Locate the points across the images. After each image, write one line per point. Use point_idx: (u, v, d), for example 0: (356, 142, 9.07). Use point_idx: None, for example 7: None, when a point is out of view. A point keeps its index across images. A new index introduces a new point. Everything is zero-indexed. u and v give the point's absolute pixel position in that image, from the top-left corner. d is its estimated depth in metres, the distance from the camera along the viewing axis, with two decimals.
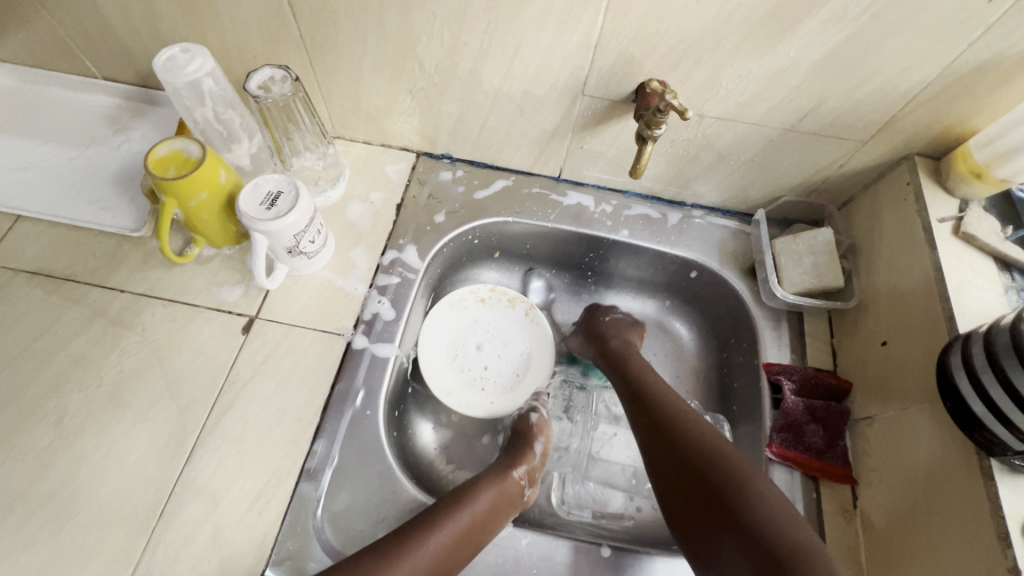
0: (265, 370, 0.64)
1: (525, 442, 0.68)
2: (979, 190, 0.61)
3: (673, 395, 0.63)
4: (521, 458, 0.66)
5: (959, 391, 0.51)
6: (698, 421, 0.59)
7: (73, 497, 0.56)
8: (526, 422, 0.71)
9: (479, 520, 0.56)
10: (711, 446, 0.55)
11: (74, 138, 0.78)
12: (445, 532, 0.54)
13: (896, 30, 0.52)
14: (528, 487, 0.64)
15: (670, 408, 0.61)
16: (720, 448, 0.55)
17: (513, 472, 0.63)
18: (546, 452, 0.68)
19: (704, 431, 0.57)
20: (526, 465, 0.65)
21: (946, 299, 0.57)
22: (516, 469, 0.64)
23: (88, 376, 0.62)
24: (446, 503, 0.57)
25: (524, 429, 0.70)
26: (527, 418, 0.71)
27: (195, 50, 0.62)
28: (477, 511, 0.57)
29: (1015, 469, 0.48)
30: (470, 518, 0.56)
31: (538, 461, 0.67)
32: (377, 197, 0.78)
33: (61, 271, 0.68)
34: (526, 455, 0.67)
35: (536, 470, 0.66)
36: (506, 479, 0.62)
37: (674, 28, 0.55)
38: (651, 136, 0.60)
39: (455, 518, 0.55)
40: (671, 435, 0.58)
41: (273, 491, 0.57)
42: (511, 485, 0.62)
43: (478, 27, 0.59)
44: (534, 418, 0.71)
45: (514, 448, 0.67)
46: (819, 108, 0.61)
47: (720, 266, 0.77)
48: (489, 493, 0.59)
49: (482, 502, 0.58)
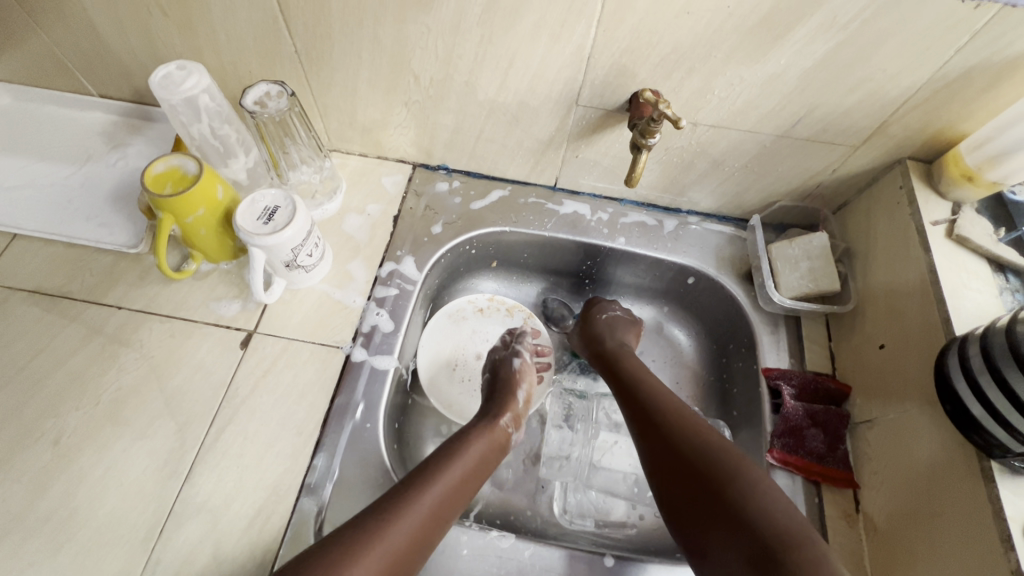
0: (264, 384, 0.63)
1: (511, 388, 0.69)
2: (971, 192, 0.62)
3: (666, 393, 0.63)
4: (506, 404, 0.67)
5: (957, 393, 0.51)
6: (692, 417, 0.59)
7: (71, 517, 0.55)
8: (509, 368, 0.71)
9: (472, 469, 0.57)
10: (705, 441, 0.55)
11: (70, 155, 0.78)
12: (444, 481, 0.54)
13: (884, 37, 0.52)
14: (514, 431, 0.66)
15: (664, 405, 0.61)
16: (712, 443, 0.55)
17: (500, 419, 0.65)
18: (529, 399, 0.70)
19: (699, 426, 0.57)
20: (511, 412, 0.66)
21: (942, 301, 0.57)
22: (504, 414, 0.65)
23: (85, 395, 0.61)
24: (441, 456, 0.57)
25: (508, 375, 0.71)
26: (510, 364, 0.72)
27: (191, 67, 0.62)
28: (470, 460, 0.58)
29: (1015, 470, 0.49)
30: (465, 468, 0.57)
31: (521, 405, 0.68)
32: (374, 209, 0.78)
33: (58, 289, 0.67)
34: (510, 399, 0.67)
35: (520, 414, 0.68)
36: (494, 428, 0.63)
37: (666, 38, 0.56)
38: (645, 145, 0.61)
39: (451, 469, 0.55)
40: (665, 428, 0.58)
41: (274, 507, 0.57)
42: (495, 435, 0.63)
43: (472, 40, 0.60)
44: (516, 363, 0.72)
45: (498, 394, 0.68)
46: (811, 114, 0.62)
47: (717, 272, 0.78)
48: (482, 441, 0.61)
49: (473, 451, 0.59)
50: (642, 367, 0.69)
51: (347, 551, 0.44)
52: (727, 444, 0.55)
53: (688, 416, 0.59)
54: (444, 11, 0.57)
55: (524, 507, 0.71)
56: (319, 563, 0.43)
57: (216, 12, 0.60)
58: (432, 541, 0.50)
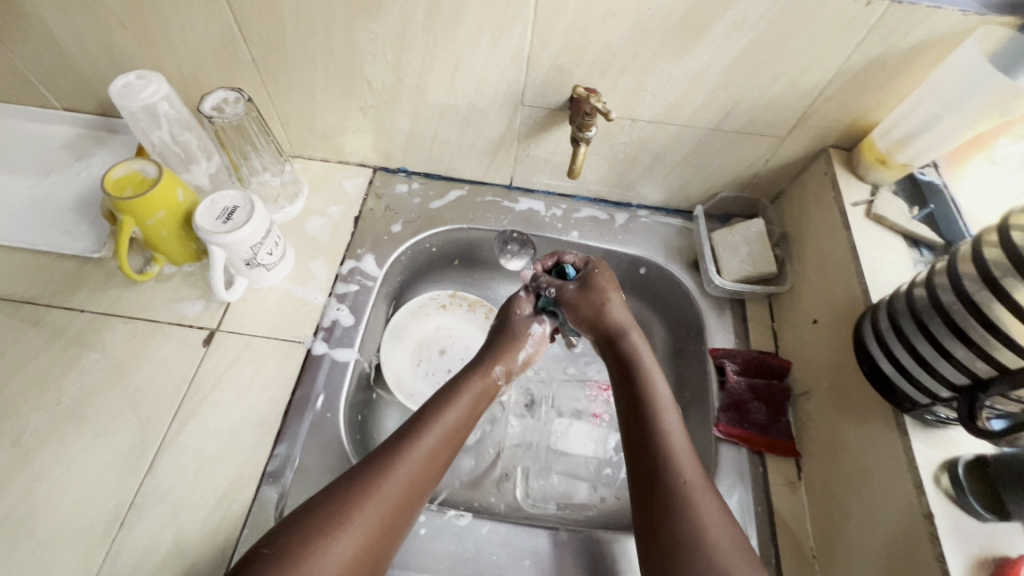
0: (226, 379, 0.65)
1: (514, 344, 0.67)
2: (885, 174, 0.67)
3: (655, 376, 0.60)
4: (504, 356, 0.66)
5: (871, 356, 0.56)
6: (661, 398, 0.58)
7: (32, 513, 0.56)
8: (525, 326, 0.69)
9: (454, 426, 0.57)
10: (671, 441, 0.54)
11: (35, 167, 0.80)
12: (426, 441, 0.54)
13: (791, 35, 0.58)
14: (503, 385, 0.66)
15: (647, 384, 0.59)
16: (676, 447, 0.54)
17: (493, 370, 0.65)
18: (529, 360, 0.68)
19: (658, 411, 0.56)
20: (506, 366, 0.66)
21: (860, 274, 0.62)
22: (500, 367, 0.65)
23: (47, 395, 0.62)
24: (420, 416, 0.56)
25: (518, 330, 0.69)
26: (528, 326, 0.69)
27: (151, 76, 0.66)
28: (454, 418, 0.57)
29: (928, 424, 0.52)
30: (447, 428, 0.56)
31: (517, 364, 0.67)
32: (335, 211, 0.81)
33: (20, 294, 0.69)
34: (511, 355, 0.67)
35: (515, 372, 0.67)
36: (476, 384, 0.62)
37: (596, 39, 0.61)
38: (582, 138, 0.66)
39: (430, 429, 0.55)
40: (642, 415, 0.56)
41: (235, 496, 0.59)
42: (488, 390, 0.63)
43: (418, 45, 0.64)
44: (535, 327, 0.69)
45: (497, 347, 0.67)
46: (737, 107, 0.67)
47: (666, 261, 0.82)
48: (469, 394, 0.61)
49: (465, 399, 0.60)
50: (643, 345, 0.63)
51: (323, 526, 0.45)
52: (685, 456, 0.53)
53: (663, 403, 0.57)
54: (391, 18, 0.61)
55: (487, 495, 0.73)
56: (299, 540, 0.44)
57: (174, 23, 0.63)
58: (418, 498, 0.52)
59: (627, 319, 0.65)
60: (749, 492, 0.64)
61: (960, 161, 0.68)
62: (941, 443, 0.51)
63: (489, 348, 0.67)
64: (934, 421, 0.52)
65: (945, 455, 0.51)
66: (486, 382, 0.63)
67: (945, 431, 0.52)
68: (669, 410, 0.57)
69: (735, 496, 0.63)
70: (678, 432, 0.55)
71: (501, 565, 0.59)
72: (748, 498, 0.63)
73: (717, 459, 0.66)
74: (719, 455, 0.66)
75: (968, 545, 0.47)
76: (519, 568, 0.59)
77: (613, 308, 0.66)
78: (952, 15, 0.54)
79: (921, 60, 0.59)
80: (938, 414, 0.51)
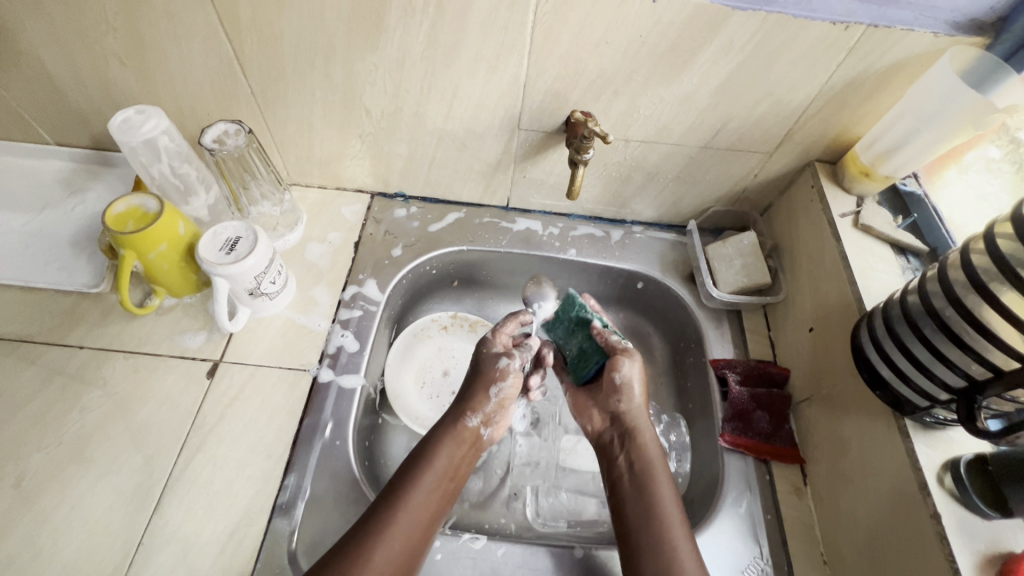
0: (232, 411, 0.65)
1: (484, 382, 0.65)
2: (869, 186, 0.70)
3: (662, 483, 0.58)
4: (476, 404, 0.64)
5: (870, 361, 0.58)
6: (663, 498, 0.57)
7: (35, 559, 0.55)
8: (493, 364, 0.66)
9: (421, 521, 0.54)
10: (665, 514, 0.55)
11: (28, 204, 0.79)
12: (393, 544, 0.51)
13: (776, 57, 0.60)
14: (486, 429, 0.64)
15: (652, 487, 0.58)
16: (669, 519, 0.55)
17: (466, 420, 0.63)
18: (503, 400, 0.65)
19: (657, 484, 0.58)
20: (482, 413, 0.63)
21: (853, 282, 0.65)
22: (472, 416, 0.63)
23: (48, 435, 0.61)
24: (382, 509, 0.53)
25: (487, 368, 0.66)
26: (495, 359, 0.66)
27: (150, 111, 0.66)
28: (420, 513, 0.54)
29: (927, 426, 0.54)
30: (414, 527, 0.53)
31: (493, 405, 0.64)
32: (335, 237, 0.81)
33: (17, 333, 0.67)
34: (479, 399, 0.64)
35: (494, 414, 0.65)
36: (443, 458, 0.59)
37: (590, 65, 0.63)
38: (581, 161, 0.68)
39: (397, 528, 0.52)
40: (642, 499, 0.57)
41: (247, 530, 0.58)
42: (466, 442, 0.61)
43: (417, 74, 0.65)
44: (502, 362, 0.66)
45: (470, 392, 0.65)
46: (726, 126, 0.69)
47: (663, 275, 0.84)
48: (448, 449, 0.60)
49: (441, 462, 0.58)
50: (655, 446, 0.62)
51: None
52: (684, 550, 0.53)
53: (664, 504, 0.56)
54: (390, 49, 0.63)
55: (497, 516, 0.73)
56: None
57: (172, 59, 0.64)
58: None
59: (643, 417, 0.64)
60: (758, 501, 0.65)
61: (937, 172, 0.72)
62: (942, 444, 0.53)
63: (464, 395, 0.65)
64: (933, 423, 0.54)
65: (946, 455, 0.53)
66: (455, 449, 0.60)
67: (945, 432, 0.54)
68: (676, 517, 0.55)
69: (744, 505, 0.64)
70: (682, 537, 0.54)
71: None
72: (757, 506, 0.64)
73: (724, 468, 0.67)
74: (725, 464, 0.67)
75: (976, 542, 0.48)
76: None
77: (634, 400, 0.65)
78: (924, 37, 0.57)
79: (898, 78, 0.62)
80: (937, 415, 0.54)
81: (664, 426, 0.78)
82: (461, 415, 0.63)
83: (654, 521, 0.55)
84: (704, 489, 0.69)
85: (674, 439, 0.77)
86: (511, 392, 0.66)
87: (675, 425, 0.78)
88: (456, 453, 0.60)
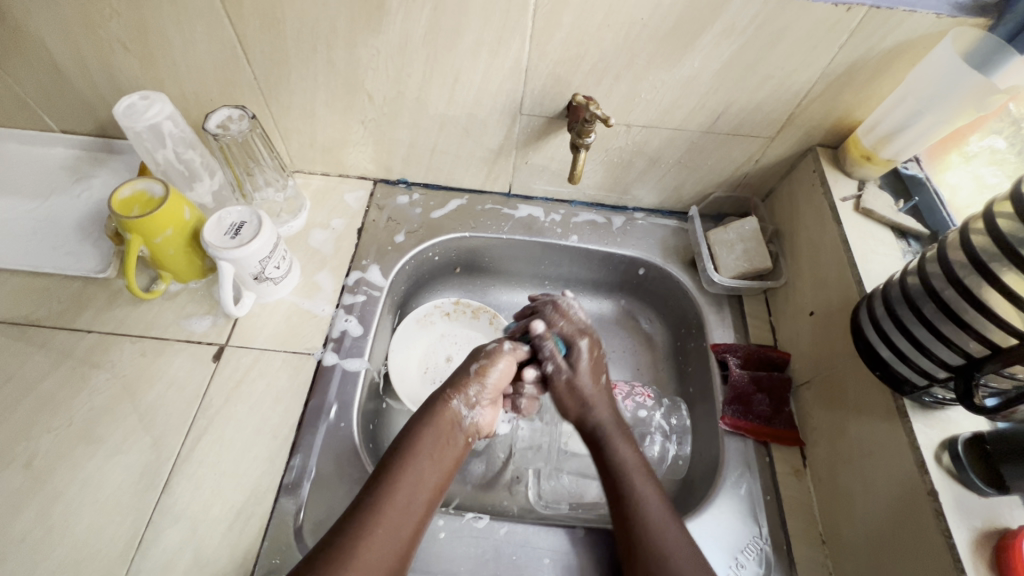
0: (238, 393, 0.66)
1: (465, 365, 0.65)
2: (871, 170, 0.70)
3: (622, 443, 0.63)
4: (457, 385, 0.63)
5: (870, 342, 0.58)
6: (633, 469, 0.61)
7: (47, 535, 0.56)
8: (484, 347, 0.67)
9: (411, 516, 0.53)
10: (629, 466, 0.61)
11: (35, 191, 0.80)
12: (380, 536, 0.50)
13: (777, 40, 0.60)
14: (468, 412, 0.63)
15: (618, 462, 0.62)
16: (633, 469, 0.61)
17: (450, 402, 0.62)
18: (484, 372, 0.64)
19: (617, 443, 0.63)
20: (463, 394, 0.63)
21: (853, 265, 0.65)
22: (454, 396, 0.62)
23: (58, 416, 0.62)
24: (371, 499, 0.53)
25: (475, 353, 0.66)
26: (487, 343, 0.67)
27: (154, 96, 0.67)
28: (405, 505, 0.53)
29: (926, 406, 0.55)
30: (404, 521, 0.52)
31: (476, 386, 0.63)
32: (338, 224, 0.82)
33: (25, 317, 0.68)
34: (462, 379, 0.63)
35: (477, 396, 0.63)
36: (426, 445, 0.58)
37: (592, 48, 0.63)
38: (582, 144, 0.68)
39: (385, 519, 0.51)
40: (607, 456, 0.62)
41: (253, 508, 0.59)
42: (447, 425, 0.60)
43: (419, 59, 0.65)
44: (493, 345, 0.67)
45: (453, 375, 0.65)
46: (728, 110, 0.69)
47: (664, 261, 0.84)
48: (428, 436, 0.58)
49: (423, 453, 0.57)
50: (613, 420, 0.66)
51: None
52: (655, 499, 0.58)
53: (631, 475, 0.60)
54: (392, 33, 0.63)
55: (499, 498, 0.73)
56: None
57: (176, 44, 0.64)
58: None
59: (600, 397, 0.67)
60: (757, 482, 0.65)
61: (940, 157, 0.73)
62: (940, 423, 0.54)
63: (454, 375, 0.65)
64: (932, 403, 0.55)
65: (944, 434, 0.53)
66: (438, 433, 0.59)
67: (943, 411, 0.55)
68: (644, 481, 0.60)
69: (744, 486, 0.65)
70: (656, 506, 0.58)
71: (520, 564, 0.60)
72: (757, 488, 0.65)
73: (724, 452, 0.67)
74: (725, 447, 0.68)
75: (972, 519, 0.49)
76: (538, 566, 0.60)
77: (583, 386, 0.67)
78: (927, 18, 0.57)
79: (901, 60, 0.62)
80: (935, 395, 0.54)
81: (665, 411, 0.79)
82: (444, 397, 0.62)
83: (624, 492, 0.59)
84: (704, 471, 0.70)
85: (675, 422, 0.78)
86: (501, 375, 0.65)
87: (676, 409, 0.79)
88: (439, 435, 0.59)
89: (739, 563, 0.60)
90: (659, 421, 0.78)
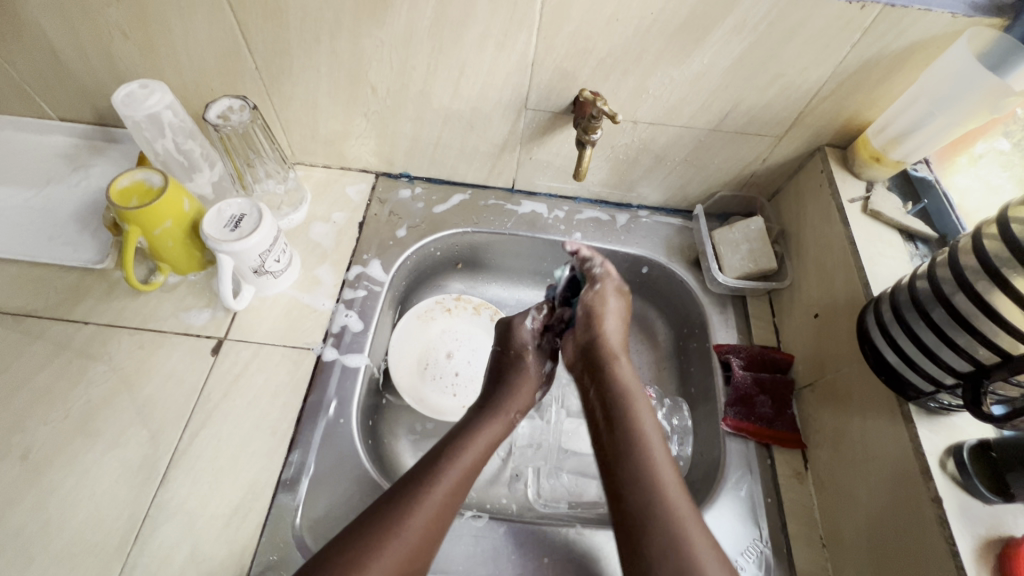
0: (237, 387, 0.65)
1: (524, 379, 0.67)
2: (880, 171, 0.69)
3: (624, 370, 0.61)
4: (522, 400, 0.65)
5: (876, 347, 0.58)
6: (634, 400, 0.58)
7: (43, 528, 0.55)
8: (542, 368, 0.69)
9: (439, 516, 0.52)
10: (629, 392, 0.58)
11: (32, 179, 0.79)
12: (413, 527, 0.50)
13: (790, 37, 0.59)
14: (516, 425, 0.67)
15: (625, 412, 0.57)
16: (632, 396, 0.58)
17: (512, 414, 0.64)
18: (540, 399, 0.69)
19: (619, 370, 0.61)
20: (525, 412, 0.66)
21: (860, 268, 0.64)
22: (518, 412, 0.65)
23: (55, 409, 0.62)
24: (401, 498, 0.52)
25: (536, 369, 0.68)
26: (542, 363, 0.69)
27: (154, 85, 0.66)
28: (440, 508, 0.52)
29: (931, 411, 0.54)
30: (437, 519, 0.52)
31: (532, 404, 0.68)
32: (339, 217, 0.81)
33: (22, 308, 0.68)
34: (527, 396, 0.66)
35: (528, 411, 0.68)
36: (476, 451, 0.58)
37: (600, 43, 0.62)
38: (589, 141, 0.67)
39: (419, 510, 0.51)
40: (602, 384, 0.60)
41: (251, 505, 0.58)
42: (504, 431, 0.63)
43: (424, 51, 0.64)
44: (547, 366, 0.70)
45: (514, 386, 0.66)
46: (736, 108, 0.68)
47: (668, 260, 0.83)
48: (480, 441, 0.59)
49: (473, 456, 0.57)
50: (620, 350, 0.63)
51: None
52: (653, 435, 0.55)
53: (633, 404, 0.57)
54: (397, 25, 0.62)
55: (499, 496, 0.73)
56: None
57: (176, 32, 0.63)
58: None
59: (617, 339, 0.64)
60: (758, 484, 0.65)
61: (949, 158, 0.72)
62: (945, 429, 0.54)
63: (512, 385, 0.66)
64: (938, 409, 0.54)
65: (949, 440, 0.53)
66: (492, 439, 0.60)
67: (948, 417, 0.54)
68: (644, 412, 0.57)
69: (745, 488, 0.65)
70: (653, 435, 0.55)
71: (519, 564, 0.60)
72: (757, 490, 0.65)
73: (725, 453, 0.67)
74: (727, 449, 0.67)
75: (976, 526, 0.48)
76: (537, 566, 0.60)
77: (607, 325, 0.64)
78: (942, 17, 0.56)
79: (913, 60, 0.61)
80: (941, 401, 0.53)
81: (667, 411, 0.78)
82: (504, 405, 0.64)
83: (619, 422, 0.56)
84: (705, 472, 0.70)
85: (677, 423, 0.77)
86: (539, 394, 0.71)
87: (678, 409, 0.78)
88: (491, 441, 0.61)
89: (738, 566, 0.60)
90: (660, 421, 0.77)
